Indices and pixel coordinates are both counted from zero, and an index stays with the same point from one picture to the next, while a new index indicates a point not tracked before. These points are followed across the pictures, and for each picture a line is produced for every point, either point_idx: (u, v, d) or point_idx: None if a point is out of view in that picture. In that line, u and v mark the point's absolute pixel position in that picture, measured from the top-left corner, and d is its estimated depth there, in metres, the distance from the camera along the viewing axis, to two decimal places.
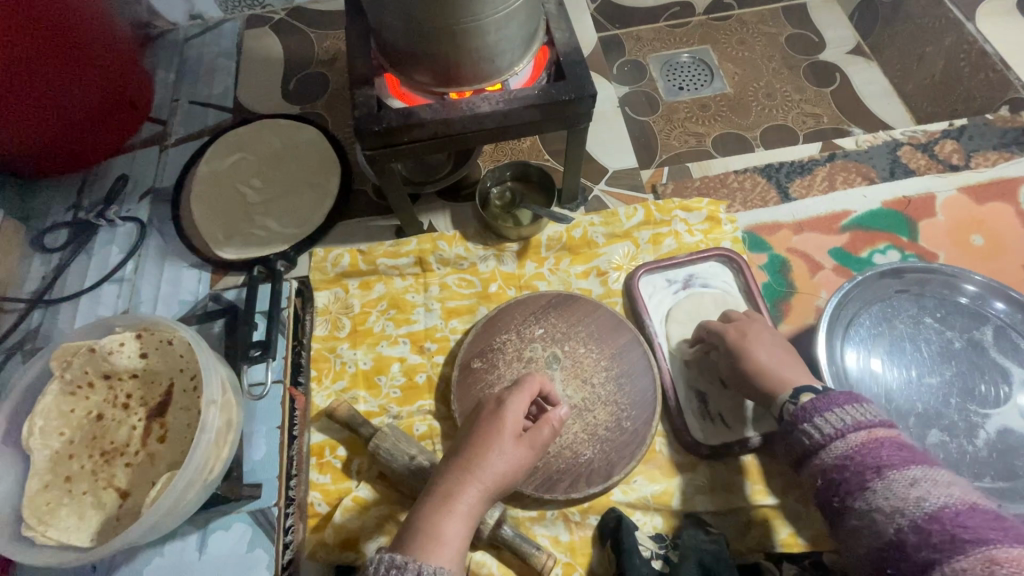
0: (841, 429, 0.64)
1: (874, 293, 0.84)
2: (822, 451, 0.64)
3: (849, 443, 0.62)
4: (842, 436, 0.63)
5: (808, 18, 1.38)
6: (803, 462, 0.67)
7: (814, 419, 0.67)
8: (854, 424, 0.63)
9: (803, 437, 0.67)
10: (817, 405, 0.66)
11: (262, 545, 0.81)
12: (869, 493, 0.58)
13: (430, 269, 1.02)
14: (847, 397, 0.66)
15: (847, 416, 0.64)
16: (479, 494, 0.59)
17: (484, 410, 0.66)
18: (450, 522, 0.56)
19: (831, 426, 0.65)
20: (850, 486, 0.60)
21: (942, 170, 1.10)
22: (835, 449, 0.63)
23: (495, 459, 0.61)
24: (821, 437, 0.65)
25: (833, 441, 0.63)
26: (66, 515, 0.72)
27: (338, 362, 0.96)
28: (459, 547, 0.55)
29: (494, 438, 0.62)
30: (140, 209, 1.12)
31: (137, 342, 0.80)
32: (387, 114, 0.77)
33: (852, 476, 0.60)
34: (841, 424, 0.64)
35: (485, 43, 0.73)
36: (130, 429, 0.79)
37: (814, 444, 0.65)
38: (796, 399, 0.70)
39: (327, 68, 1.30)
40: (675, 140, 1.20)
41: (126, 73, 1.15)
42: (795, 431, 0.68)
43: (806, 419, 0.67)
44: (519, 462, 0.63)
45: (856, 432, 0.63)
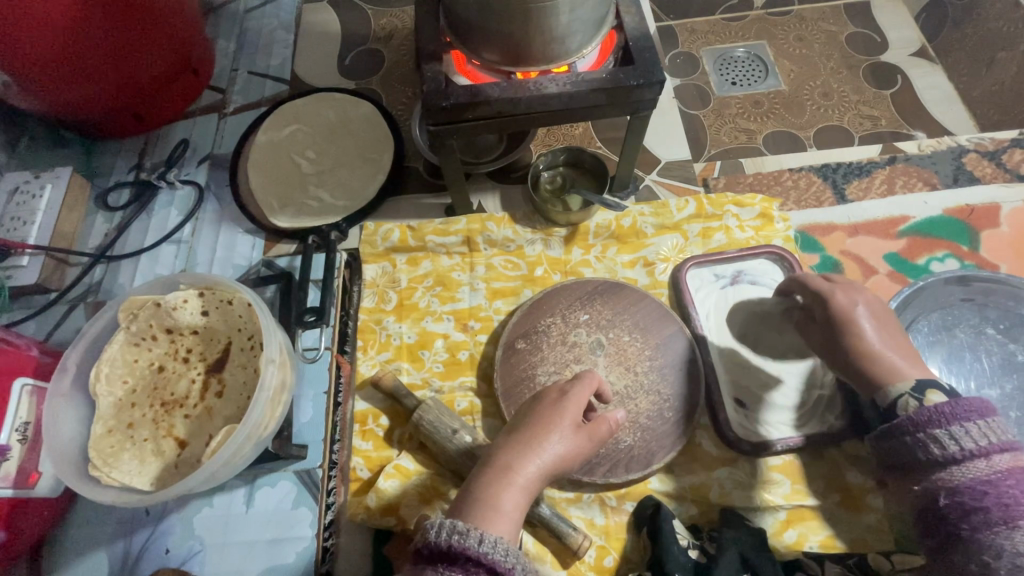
0: (985, 448, 0.56)
1: (935, 300, 0.82)
2: (952, 468, 0.57)
3: (993, 466, 0.56)
4: (985, 456, 0.56)
5: (870, 17, 1.34)
6: (911, 469, 0.61)
7: (947, 428, 0.58)
8: (998, 445, 0.57)
9: (931, 447, 0.59)
10: (958, 414, 0.58)
11: (306, 503, 0.84)
12: (1016, 530, 0.53)
13: (477, 249, 1.03)
14: (988, 412, 0.58)
15: (992, 433, 0.57)
16: (537, 468, 0.61)
17: (547, 399, 0.69)
18: (507, 492, 0.58)
19: (969, 442, 0.57)
20: (988, 515, 0.54)
21: (1009, 179, 1.06)
22: (970, 469, 0.56)
23: (550, 441, 0.63)
24: (956, 453, 0.57)
25: (974, 459, 0.56)
26: (128, 459, 0.76)
27: (383, 334, 0.98)
28: (516, 518, 0.57)
29: (554, 422, 0.65)
30: (198, 174, 1.16)
31: (199, 299, 0.84)
32: (454, 91, 0.77)
33: (993, 506, 0.54)
34: (982, 442, 0.57)
35: (558, 24, 0.73)
36: (189, 382, 0.82)
37: (943, 457, 0.58)
38: (920, 394, 0.63)
39: (383, 45, 1.31)
40: (726, 135, 1.18)
41: (192, 40, 1.18)
42: (917, 434, 0.60)
43: (943, 425, 0.59)
44: (573, 449, 0.64)
45: (1001, 455, 0.56)
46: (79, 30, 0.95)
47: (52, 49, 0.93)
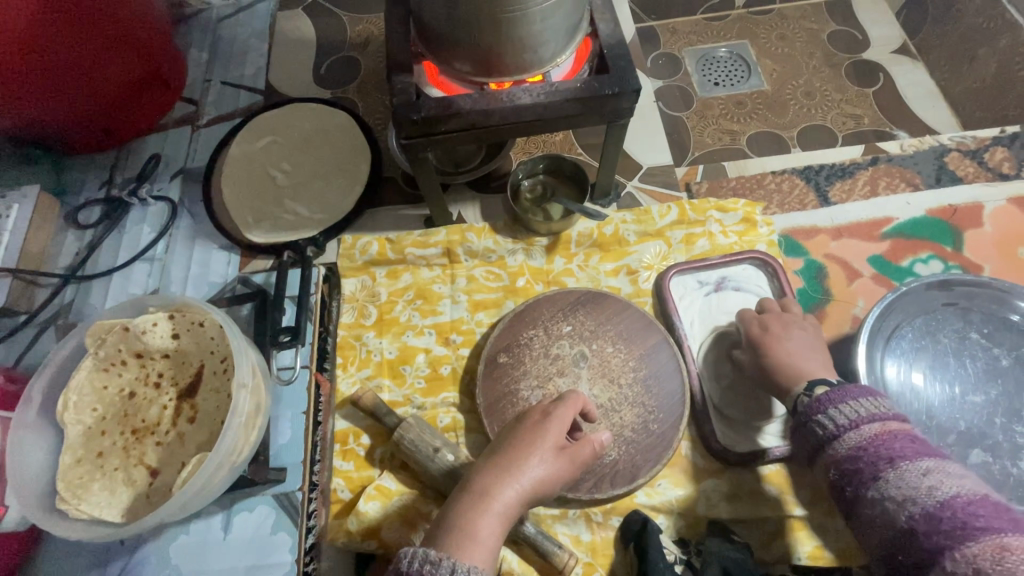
0: (855, 421, 0.60)
1: (919, 304, 0.81)
2: (834, 442, 0.61)
3: (862, 435, 0.59)
4: (855, 427, 0.59)
5: (851, 15, 1.33)
6: (814, 455, 0.64)
7: (828, 410, 0.63)
8: (869, 415, 0.60)
9: (815, 429, 0.63)
10: (828, 398, 0.63)
11: (286, 528, 0.82)
12: (881, 483, 0.55)
13: (457, 260, 1.01)
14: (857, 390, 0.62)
15: (860, 406, 0.60)
16: (516, 493, 0.59)
17: (528, 423, 0.67)
18: (483, 518, 0.56)
19: (845, 417, 0.61)
20: (862, 476, 0.57)
21: (991, 178, 1.06)
22: (847, 440, 0.60)
23: (527, 465, 0.61)
24: (834, 429, 0.61)
25: (846, 431, 0.60)
26: (98, 490, 0.73)
27: (363, 350, 0.96)
28: (492, 546, 0.55)
29: (535, 444, 0.63)
30: (171, 189, 1.13)
31: (169, 322, 0.81)
32: (426, 103, 0.76)
33: (864, 467, 0.57)
34: (854, 416, 0.61)
35: (530, 33, 0.71)
36: (161, 409, 0.79)
37: (826, 436, 0.62)
38: (811, 391, 0.69)
39: (360, 53, 1.29)
40: (708, 138, 1.17)
41: (162, 52, 1.15)
42: (808, 421, 0.65)
43: (819, 410, 0.64)
44: (552, 471, 0.62)
45: (870, 424, 0.59)
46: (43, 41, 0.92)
47: (16, 63, 0.90)
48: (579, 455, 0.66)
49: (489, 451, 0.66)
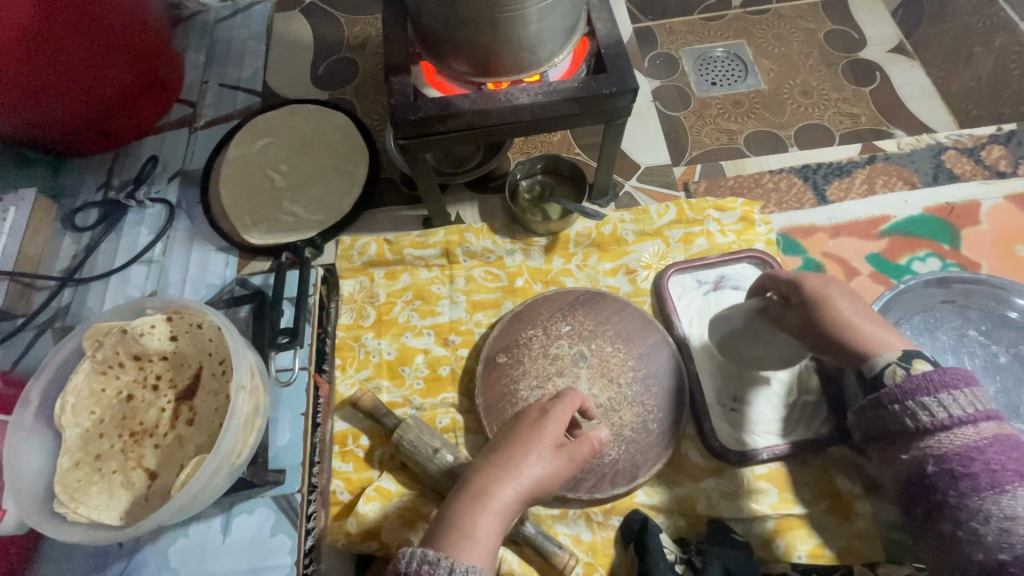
0: (969, 417, 0.54)
1: (916, 302, 0.81)
2: (939, 435, 0.55)
3: (979, 434, 0.54)
4: (970, 425, 0.54)
5: (848, 14, 1.33)
6: (895, 440, 0.59)
7: (934, 394, 0.56)
8: (985, 413, 0.54)
9: (906, 418, 0.57)
10: (936, 382, 0.56)
11: (285, 530, 0.81)
12: (1005, 497, 0.51)
13: (456, 261, 1.01)
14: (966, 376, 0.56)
15: (977, 400, 0.54)
16: (514, 492, 0.59)
17: (525, 422, 0.66)
18: (482, 518, 0.56)
19: (958, 408, 0.55)
20: (978, 484, 0.52)
21: (987, 176, 1.06)
22: (958, 437, 0.54)
23: (525, 464, 0.61)
24: (935, 423, 0.55)
25: (960, 426, 0.54)
26: (96, 493, 0.73)
27: (362, 351, 0.96)
28: (491, 546, 0.55)
29: (532, 442, 0.63)
30: (169, 191, 1.13)
31: (167, 324, 0.81)
32: (424, 103, 0.76)
33: (981, 473, 0.53)
34: (966, 410, 0.55)
35: (528, 33, 0.71)
36: (159, 411, 0.79)
37: (921, 428, 0.56)
38: (907, 363, 0.60)
39: (357, 54, 1.29)
40: (706, 137, 1.17)
41: (159, 54, 1.15)
42: (896, 404, 0.58)
43: (921, 395, 0.56)
44: (551, 469, 0.62)
45: (987, 423, 0.54)
46: (39, 43, 0.92)
47: (14, 67, 0.90)
48: (577, 452, 0.65)
49: (486, 450, 0.66)
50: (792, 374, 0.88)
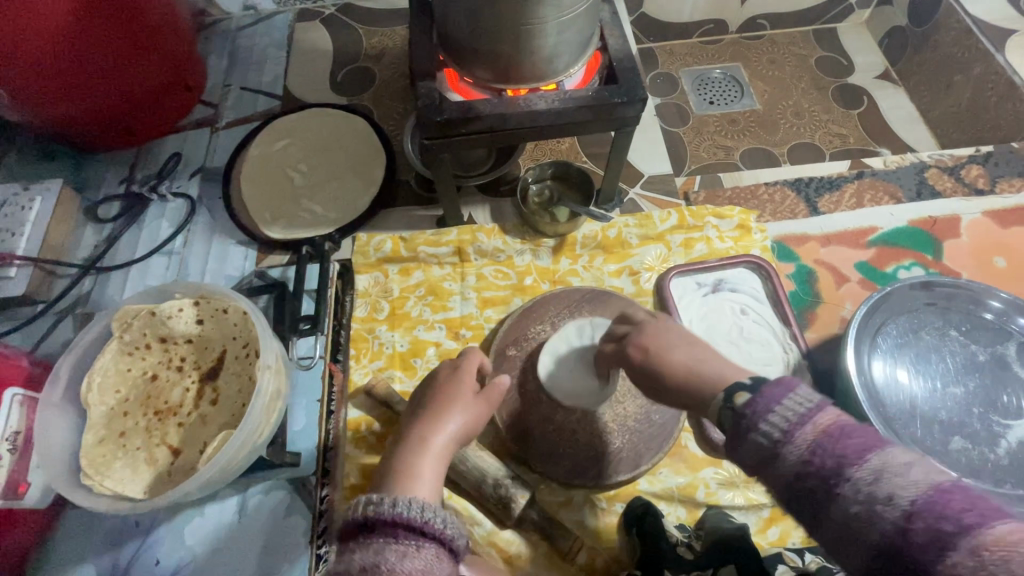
0: (790, 430, 0.47)
1: (901, 304, 0.86)
2: (776, 456, 0.47)
3: (800, 443, 0.46)
4: (794, 438, 0.47)
5: (837, 43, 1.44)
6: (757, 472, 0.49)
7: (760, 416, 0.49)
8: (799, 416, 0.47)
9: (753, 448, 0.48)
10: (757, 409, 0.49)
11: (299, 512, 0.84)
12: (840, 499, 0.44)
13: (468, 260, 1.06)
14: (782, 387, 0.49)
15: (791, 407, 0.48)
16: (447, 437, 0.67)
17: (442, 388, 0.73)
18: (423, 460, 0.62)
19: (778, 423, 0.47)
20: (815, 495, 0.46)
21: (967, 194, 1.13)
22: (784, 452, 0.47)
23: (445, 420, 0.68)
24: (770, 446, 0.47)
25: (783, 443, 0.47)
26: (121, 468, 0.76)
27: (376, 343, 0.99)
28: (434, 482, 0.61)
29: (455, 395, 0.72)
30: (190, 186, 1.17)
31: (194, 308, 0.84)
32: (447, 106, 0.81)
33: (815, 483, 0.45)
34: (787, 424, 0.47)
35: (546, 45, 0.77)
36: (184, 391, 0.82)
37: (768, 449, 0.47)
38: (728, 401, 0.53)
39: (375, 63, 1.35)
40: (704, 152, 1.25)
41: (187, 57, 1.21)
42: (744, 436, 0.49)
43: (752, 424, 0.49)
44: (469, 414, 0.70)
45: (802, 428, 0.47)
46: (63, 43, 0.95)
47: (36, 67, 0.93)
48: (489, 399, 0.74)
49: (414, 410, 0.72)
50: (787, 370, 0.94)
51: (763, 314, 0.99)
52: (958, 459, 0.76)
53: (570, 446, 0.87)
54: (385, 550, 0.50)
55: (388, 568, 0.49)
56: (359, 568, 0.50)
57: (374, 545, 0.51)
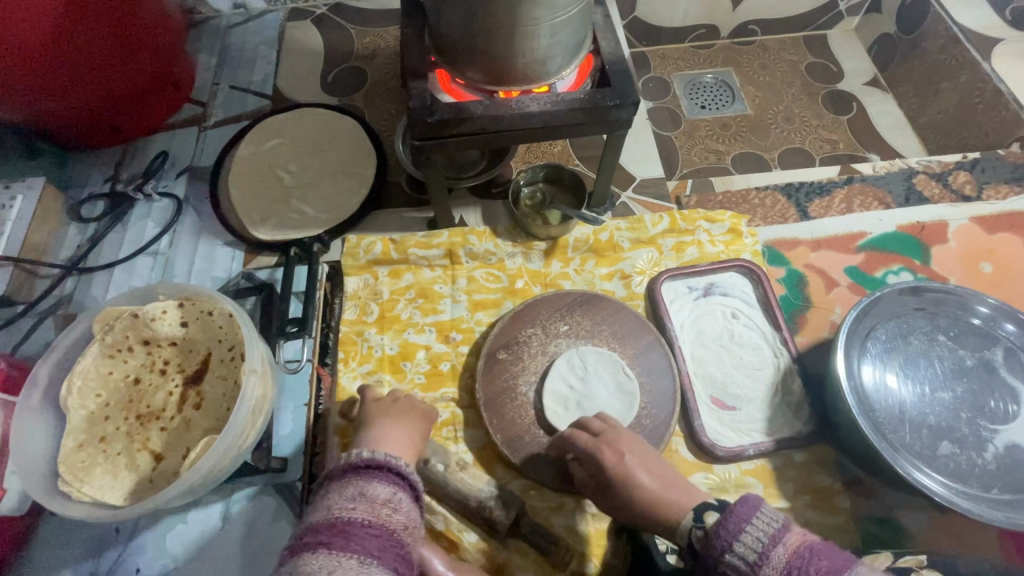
0: (762, 551, 0.54)
1: (891, 309, 0.86)
2: None
3: (777, 566, 0.52)
4: (766, 560, 0.53)
5: (828, 50, 1.45)
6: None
7: (734, 543, 0.56)
8: (770, 538, 0.54)
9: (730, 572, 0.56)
10: (727, 529, 0.57)
11: (285, 518, 0.83)
12: None
13: (459, 262, 1.05)
14: (748, 508, 0.57)
15: (760, 531, 0.55)
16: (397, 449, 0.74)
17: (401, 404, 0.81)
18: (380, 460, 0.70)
19: (752, 551, 0.55)
20: None
21: (955, 200, 1.14)
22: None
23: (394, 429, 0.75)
24: (747, 568, 0.54)
25: (761, 567, 0.53)
26: (101, 474, 0.74)
27: (365, 346, 0.98)
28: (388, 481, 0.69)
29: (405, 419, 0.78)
30: (177, 186, 1.15)
31: (179, 310, 0.83)
32: (439, 107, 0.80)
33: None
34: (759, 546, 0.55)
35: (539, 47, 0.77)
36: (167, 395, 0.80)
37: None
38: (700, 521, 0.63)
39: (367, 63, 1.34)
40: (696, 156, 1.25)
41: (175, 54, 1.19)
42: (717, 562, 0.58)
43: (726, 547, 0.57)
44: (417, 429, 0.79)
45: (776, 548, 0.53)
46: (50, 43, 0.93)
47: (20, 65, 0.91)
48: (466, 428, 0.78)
49: (373, 409, 0.79)
50: (777, 375, 0.94)
51: (754, 319, 0.99)
52: (946, 464, 0.76)
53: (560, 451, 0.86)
54: (400, 491, 0.61)
55: (402, 505, 0.60)
56: (382, 496, 0.59)
57: (386, 484, 0.61)
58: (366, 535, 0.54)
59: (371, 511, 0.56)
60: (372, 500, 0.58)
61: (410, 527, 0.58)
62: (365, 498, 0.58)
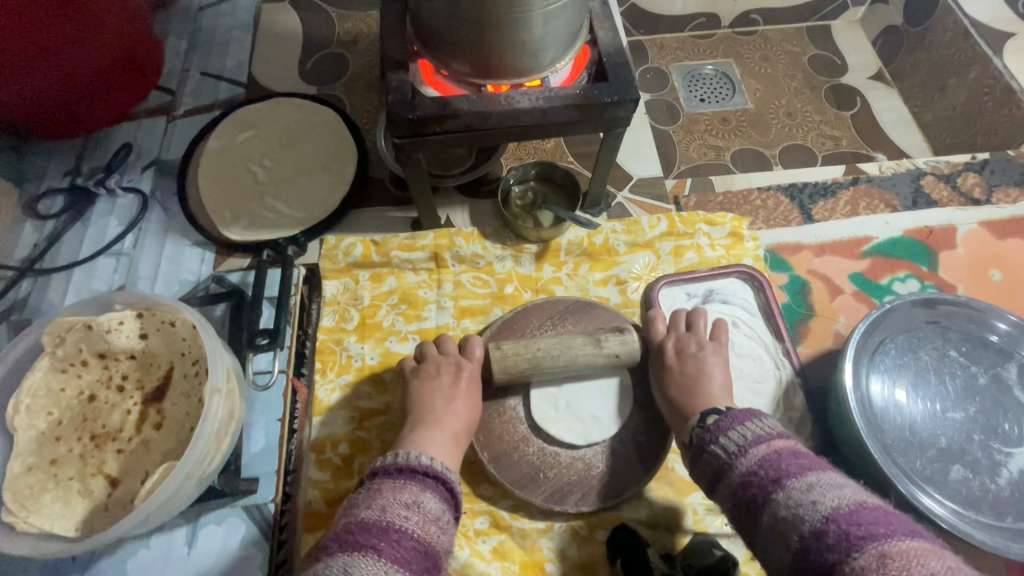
0: (745, 445, 0.63)
1: (902, 322, 0.81)
2: (731, 466, 0.63)
3: (752, 457, 0.62)
4: (746, 452, 0.63)
5: (831, 41, 1.39)
6: (716, 481, 0.65)
7: (721, 437, 0.66)
8: (756, 439, 0.63)
9: (711, 458, 0.66)
10: (721, 425, 0.66)
11: (255, 543, 0.78)
12: (773, 501, 0.57)
13: (445, 266, 0.99)
14: (747, 414, 0.66)
15: (750, 432, 0.64)
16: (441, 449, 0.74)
17: (445, 378, 0.81)
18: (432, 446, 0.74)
19: (735, 443, 0.64)
20: (759, 497, 0.59)
21: (963, 203, 1.09)
22: (742, 465, 0.62)
23: (446, 427, 0.76)
24: (726, 456, 0.64)
25: (740, 455, 0.63)
26: (50, 502, 0.68)
27: (344, 355, 0.92)
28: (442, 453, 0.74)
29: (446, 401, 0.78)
30: (143, 180, 1.08)
31: (137, 321, 0.77)
32: (422, 102, 0.74)
33: (758, 489, 0.59)
34: (742, 442, 0.64)
35: (531, 37, 0.70)
36: (124, 414, 0.74)
37: (723, 461, 0.64)
38: (702, 422, 0.70)
39: (348, 50, 1.26)
40: (694, 152, 1.19)
41: (142, 39, 1.09)
42: (705, 453, 0.67)
43: (715, 438, 0.66)
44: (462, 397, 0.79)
45: (757, 446, 0.63)
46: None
47: None
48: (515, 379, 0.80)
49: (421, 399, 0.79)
50: (779, 388, 0.89)
51: (756, 328, 0.94)
52: (958, 489, 0.72)
53: (551, 470, 0.81)
54: (446, 512, 0.62)
55: (446, 526, 0.61)
56: (433, 511, 0.61)
57: (438, 499, 0.63)
58: (407, 547, 0.56)
59: (422, 524, 0.58)
60: (424, 513, 0.59)
61: (444, 552, 0.60)
62: (419, 509, 0.59)
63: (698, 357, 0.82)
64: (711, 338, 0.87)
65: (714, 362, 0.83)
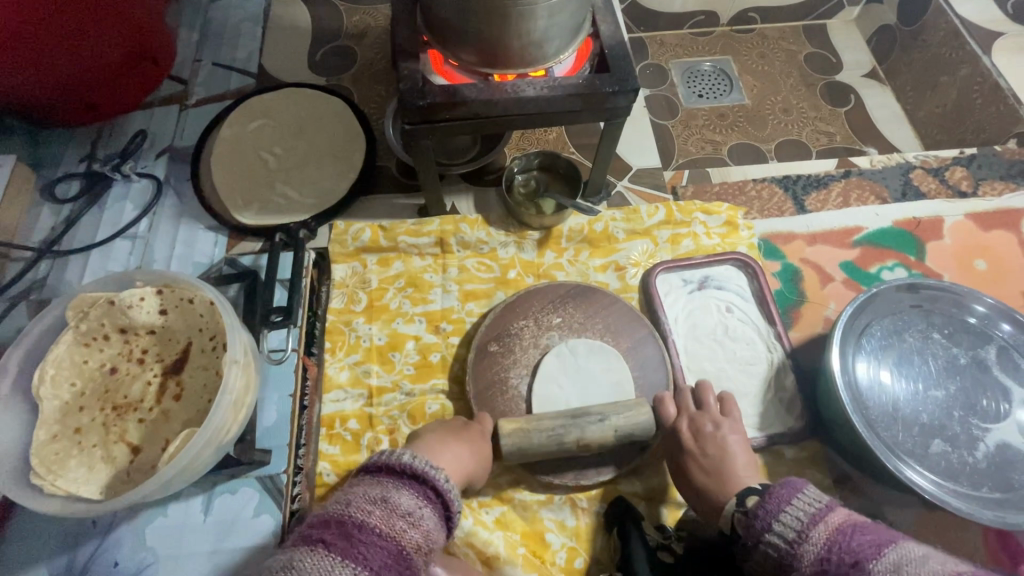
0: (802, 529, 0.60)
1: (888, 306, 0.85)
2: (795, 560, 0.59)
3: (815, 543, 0.58)
4: (806, 537, 0.59)
5: (826, 40, 1.43)
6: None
7: (773, 524, 0.63)
8: (811, 518, 0.61)
9: (769, 549, 0.62)
10: (768, 510, 0.64)
11: (269, 511, 0.81)
12: None
13: (450, 251, 1.03)
14: (791, 490, 0.64)
15: (802, 513, 0.61)
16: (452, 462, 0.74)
17: (452, 424, 0.81)
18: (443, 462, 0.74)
19: (791, 530, 0.61)
20: None
21: (951, 196, 1.13)
22: (806, 556, 0.59)
23: (455, 444, 0.77)
24: (786, 545, 0.61)
25: (801, 545, 0.59)
26: (75, 466, 0.71)
27: (352, 336, 0.96)
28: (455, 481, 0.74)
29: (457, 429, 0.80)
30: (156, 166, 1.11)
31: (157, 298, 0.79)
32: (432, 90, 0.77)
33: None
34: (799, 525, 0.61)
35: (536, 28, 0.74)
36: (145, 385, 0.78)
37: (784, 554, 0.61)
38: (743, 505, 0.69)
39: (356, 43, 1.29)
40: (692, 146, 1.23)
41: (154, 28, 1.13)
42: (758, 543, 0.64)
43: (766, 527, 0.63)
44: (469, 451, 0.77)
45: (816, 528, 0.59)
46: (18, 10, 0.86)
47: None
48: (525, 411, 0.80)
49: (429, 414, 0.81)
50: (770, 369, 0.93)
51: (749, 313, 0.98)
52: (938, 462, 0.76)
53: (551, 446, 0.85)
54: (425, 509, 0.62)
55: (423, 523, 0.60)
56: (405, 507, 0.60)
57: (418, 499, 0.62)
58: (371, 544, 0.55)
59: (386, 520, 0.58)
60: (393, 508, 0.59)
61: (420, 550, 0.59)
62: (385, 504, 0.59)
63: (716, 437, 0.79)
64: (722, 412, 0.83)
65: (734, 440, 0.80)
